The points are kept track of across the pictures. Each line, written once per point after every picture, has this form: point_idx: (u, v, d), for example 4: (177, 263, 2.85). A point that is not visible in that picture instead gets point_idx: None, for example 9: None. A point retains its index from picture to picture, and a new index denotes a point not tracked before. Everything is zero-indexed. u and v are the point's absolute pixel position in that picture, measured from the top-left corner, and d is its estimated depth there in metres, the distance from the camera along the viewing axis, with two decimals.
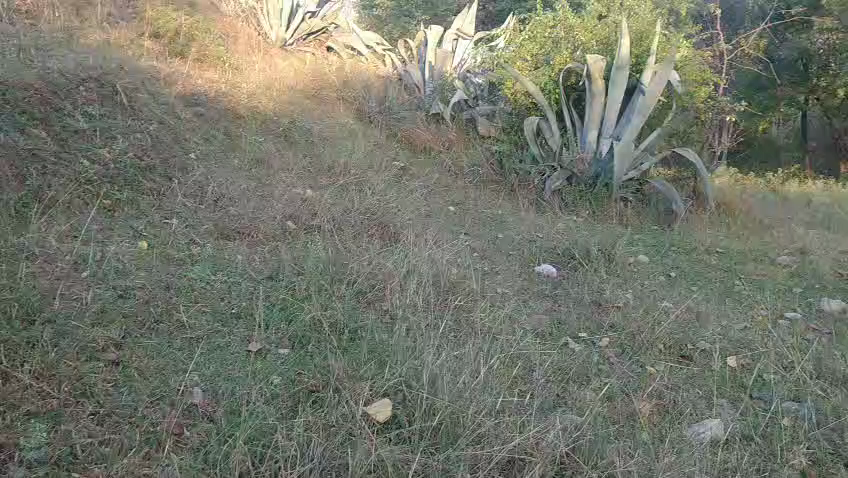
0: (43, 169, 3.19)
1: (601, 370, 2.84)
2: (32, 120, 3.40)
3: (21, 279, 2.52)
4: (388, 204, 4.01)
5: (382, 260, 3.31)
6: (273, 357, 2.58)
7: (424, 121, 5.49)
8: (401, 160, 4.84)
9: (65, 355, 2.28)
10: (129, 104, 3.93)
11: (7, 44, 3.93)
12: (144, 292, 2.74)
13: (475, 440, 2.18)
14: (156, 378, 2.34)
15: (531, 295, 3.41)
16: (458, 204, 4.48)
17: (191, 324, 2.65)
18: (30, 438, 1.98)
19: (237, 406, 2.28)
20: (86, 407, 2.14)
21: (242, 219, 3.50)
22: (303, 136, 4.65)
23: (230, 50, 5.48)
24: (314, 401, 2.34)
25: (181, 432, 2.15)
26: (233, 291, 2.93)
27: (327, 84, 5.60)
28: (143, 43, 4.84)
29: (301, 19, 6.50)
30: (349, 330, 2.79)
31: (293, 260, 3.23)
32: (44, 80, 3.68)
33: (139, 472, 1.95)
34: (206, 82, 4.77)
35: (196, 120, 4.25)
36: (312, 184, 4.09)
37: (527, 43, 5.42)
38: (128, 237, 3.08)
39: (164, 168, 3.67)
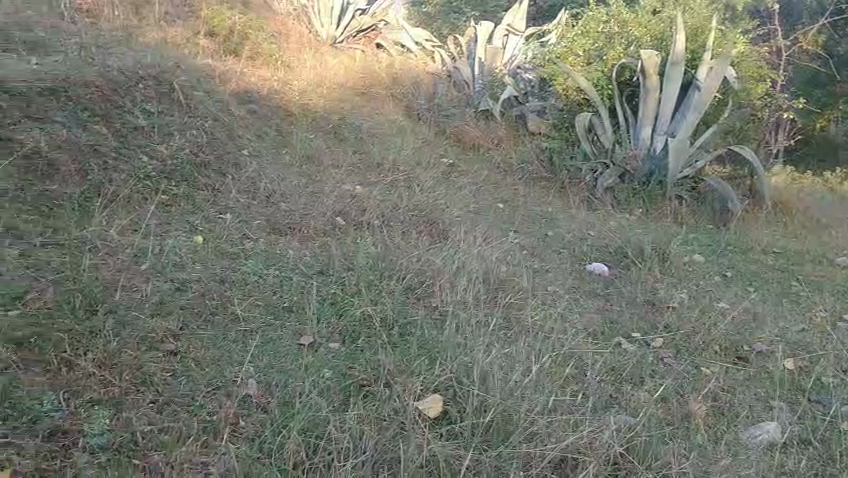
0: (104, 164, 3.28)
1: (655, 371, 2.79)
2: (93, 117, 3.51)
3: (84, 271, 2.60)
4: (437, 201, 4.01)
5: (432, 256, 3.32)
6: (324, 351, 2.60)
7: (473, 118, 5.47)
8: (450, 157, 4.84)
9: (126, 345, 2.35)
10: (185, 101, 4.01)
11: (70, 43, 4.05)
12: (200, 286, 2.80)
13: (527, 438, 2.20)
14: (212, 369, 2.39)
15: (582, 294, 3.37)
16: (507, 201, 4.45)
17: (245, 317, 2.70)
18: (94, 424, 2.05)
19: (290, 398, 2.31)
20: (146, 395, 2.20)
21: (293, 215, 3.54)
22: (352, 132, 4.67)
23: (281, 48, 5.56)
24: (365, 396, 2.37)
25: (237, 422, 2.19)
26: (285, 286, 2.96)
27: (377, 81, 5.63)
28: (198, 42, 4.95)
29: (352, 17, 6.56)
30: (399, 326, 2.79)
31: (344, 255, 3.26)
32: (105, 77, 3.78)
33: (196, 460, 2.02)
34: (258, 80, 4.85)
35: (249, 117, 4.32)
36: (362, 181, 4.12)
37: (579, 39, 5.38)
38: (185, 231, 3.15)
39: (218, 164, 3.74)
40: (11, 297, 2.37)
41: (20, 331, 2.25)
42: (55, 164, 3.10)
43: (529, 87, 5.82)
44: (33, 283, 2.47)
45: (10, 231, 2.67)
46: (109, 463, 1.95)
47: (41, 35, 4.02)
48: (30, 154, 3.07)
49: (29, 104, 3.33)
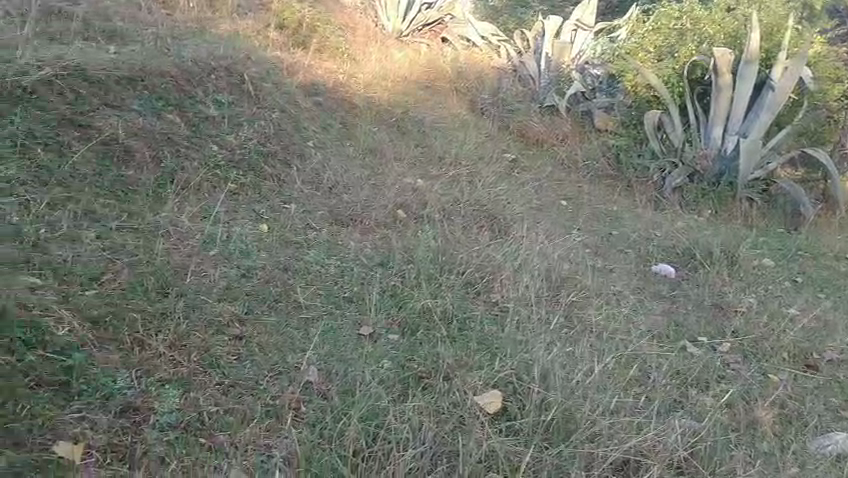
0: (177, 151, 3.38)
1: (722, 376, 2.72)
2: (168, 106, 3.62)
3: (156, 254, 2.70)
4: (499, 196, 3.99)
5: (492, 252, 3.31)
6: (383, 342, 2.61)
7: (537, 113, 5.41)
8: (513, 152, 4.81)
9: (195, 328, 2.43)
10: (254, 92, 4.10)
11: (147, 33, 4.19)
12: (265, 273, 2.86)
13: (589, 438, 2.17)
14: (276, 354, 2.45)
15: (647, 295, 3.31)
16: (570, 198, 4.39)
17: (307, 305, 2.75)
18: (163, 403, 2.10)
19: (350, 387, 2.35)
20: (213, 377, 2.26)
21: (355, 207, 3.58)
22: (416, 125, 4.68)
23: (348, 41, 5.61)
24: (424, 388, 2.38)
25: (299, 407, 2.24)
26: (346, 276, 3.00)
27: (441, 76, 5.63)
28: (268, 35, 5.04)
29: (418, 11, 6.54)
30: (458, 320, 2.79)
31: (405, 248, 3.27)
32: (179, 67, 3.89)
33: (261, 442, 2.08)
34: (325, 73, 4.91)
35: (315, 109, 4.39)
36: (423, 175, 4.12)
37: (649, 35, 5.25)
38: (251, 219, 3.23)
39: (284, 154, 3.81)
40: (88, 277, 2.45)
41: (96, 310, 2.33)
42: (132, 151, 3.22)
43: (597, 84, 5.67)
44: (109, 264, 2.56)
45: (89, 214, 2.79)
46: (178, 440, 2.02)
47: (121, 26, 4.17)
48: (107, 140, 3.19)
49: (108, 91, 3.45)
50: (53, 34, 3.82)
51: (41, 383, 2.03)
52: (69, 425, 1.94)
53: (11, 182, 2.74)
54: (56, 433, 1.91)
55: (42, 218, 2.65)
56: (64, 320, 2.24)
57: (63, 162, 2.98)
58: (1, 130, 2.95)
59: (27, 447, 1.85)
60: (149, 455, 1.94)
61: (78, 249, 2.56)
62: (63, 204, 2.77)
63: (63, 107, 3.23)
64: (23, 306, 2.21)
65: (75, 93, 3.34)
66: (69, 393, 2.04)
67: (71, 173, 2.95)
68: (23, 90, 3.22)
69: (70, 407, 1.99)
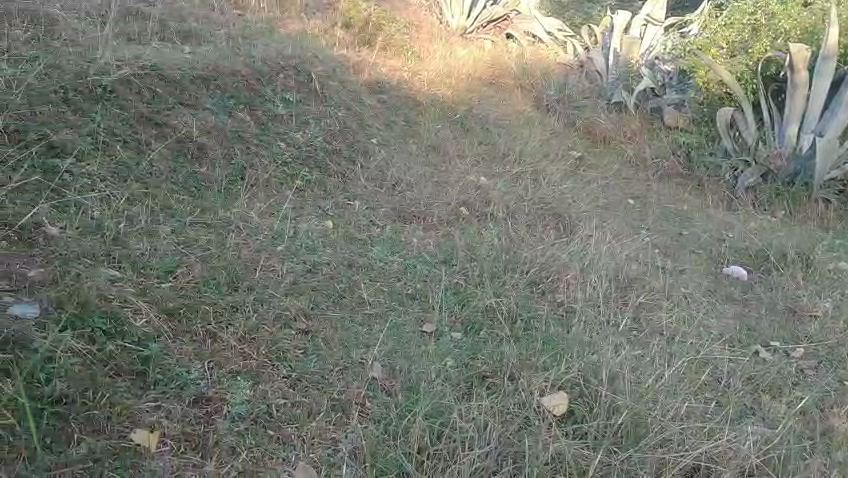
0: (247, 149, 3.47)
1: (796, 383, 2.63)
2: (239, 105, 3.71)
3: (227, 249, 2.78)
4: (564, 195, 3.95)
5: (557, 251, 3.28)
6: (446, 340, 2.61)
7: (604, 110, 5.33)
8: (579, 150, 4.74)
9: (264, 322, 2.49)
10: (321, 91, 4.16)
11: (220, 34, 4.30)
12: (330, 269, 2.90)
13: (660, 443, 2.15)
14: (340, 349, 2.48)
15: (719, 298, 3.22)
16: (638, 197, 4.30)
17: (371, 301, 2.78)
18: (235, 395, 2.16)
19: (413, 384, 2.36)
20: (281, 370, 2.32)
21: (419, 204, 3.59)
22: (480, 123, 4.66)
23: (413, 39, 5.65)
24: (488, 387, 2.37)
25: (364, 403, 2.27)
26: (409, 273, 3.01)
27: (506, 72, 5.59)
28: (335, 34, 5.12)
29: (483, 7, 6.49)
30: (523, 320, 2.77)
31: (468, 246, 3.25)
32: (250, 67, 3.98)
33: (327, 436, 2.13)
34: (389, 70, 4.96)
35: (380, 107, 4.43)
36: (487, 172, 4.10)
37: (722, 30, 5.08)
38: (317, 215, 3.28)
39: (349, 151, 3.86)
40: (164, 271, 2.53)
41: (171, 302, 2.39)
42: (205, 148, 3.33)
43: (666, 79, 5.52)
44: (183, 259, 2.64)
45: (165, 210, 2.89)
46: (247, 432, 2.06)
47: (194, 26, 4.29)
48: (182, 139, 3.30)
49: (183, 91, 3.57)
50: (132, 35, 3.96)
51: (120, 372, 2.08)
52: (146, 414, 2.00)
53: (92, 178, 2.84)
54: (134, 420, 1.97)
55: (121, 213, 2.74)
56: (142, 311, 2.30)
57: (141, 159, 3.08)
58: (82, 128, 3.01)
59: (106, 434, 1.90)
60: (220, 445, 2.00)
61: (154, 243, 2.66)
62: (141, 200, 2.87)
63: (141, 106, 3.33)
64: (104, 298, 2.27)
65: (151, 93, 3.45)
66: (146, 382, 2.10)
67: (148, 170, 3.05)
68: (103, 89, 3.28)
69: (147, 397, 2.04)
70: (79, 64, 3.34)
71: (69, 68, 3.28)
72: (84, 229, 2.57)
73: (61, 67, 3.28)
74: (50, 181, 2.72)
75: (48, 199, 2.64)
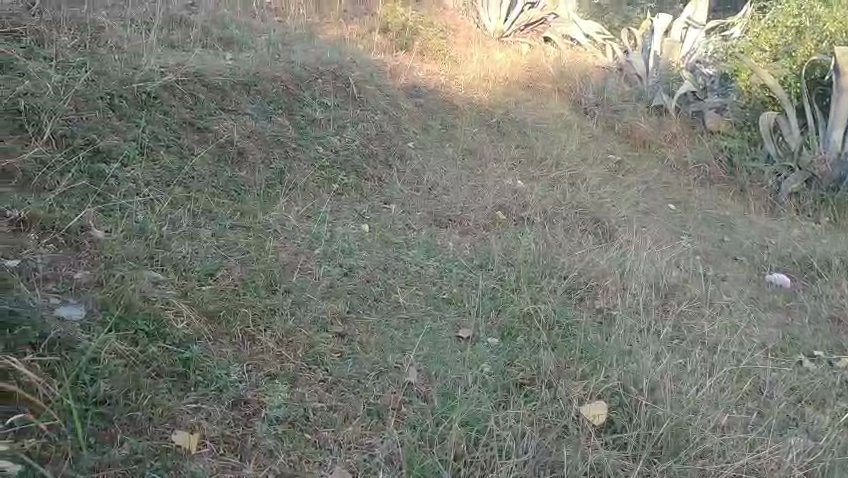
0: (285, 153, 3.52)
1: (841, 394, 2.57)
2: (278, 110, 3.77)
3: (266, 252, 2.81)
4: (603, 200, 3.92)
5: (596, 257, 3.26)
6: (482, 346, 2.60)
7: (645, 114, 5.26)
8: (618, 154, 4.69)
9: (301, 324, 2.51)
10: (358, 95, 4.19)
11: (260, 40, 4.35)
12: (367, 272, 2.91)
13: (700, 454, 2.14)
14: (377, 353, 2.49)
15: (761, 306, 3.16)
16: (679, 203, 4.23)
17: (407, 305, 2.78)
18: (273, 398, 2.19)
19: (450, 390, 2.36)
20: (318, 374, 2.34)
21: (455, 208, 3.59)
22: (517, 126, 4.63)
23: (450, 42, 5.65)
24: (525, 395, 2.37)
25: (400, 408, 2.28)
26: (446, 277, 3.00)
27: (543, 75, 5.55)
28: (373, 39, 5.17)
29: (521, 11, 6.48)
30: (561, 327, 2.76)
31: (504, 251, 3.24)
32: (290, 72, 4.03)
33: (363, 441, 2.14)
34: (426, 74, 4.97)
35: (417, 111, 4.45)
36: (524, 176, 4.08)
37: (766, 32, 5.00)
38: (354, 219, 3.29)
39: (386, 156, 3.88)
40: (205, 274, 2.58)
41: (211, 305, 2.43)
42: (245, 153, 3.38)
43: (708, 83, 5.45)
44: (224, 261, 2.69)
45: (207, 213, 2.95)
46: (286, 435, 2.09)
47: (236, 33, 4.35)
48: (223, 143, 3.36)
49: (224, 97, 3.63)
50: (175, 42, 4.02)
51: (161, 373, 2.12)
52: (186, 415, 2.03)
53: (136, 182, 2.90)
54: (175, 422, 2.01)
55: (164, 217, 2.80)
56: (183, 313, 2.33)
57: (183, 163, 3.14)
58: (127, 133, 3.09)
59: (147, 436, 1.93)
60: (259, 448, 2.02)
61: (195, 246, 2.71)
62: (183, 203, 2.93)
63: (184, 111, 3.41)
64: (146, 300, 2.32)
65: (194, 98, 3.52)
66: (187, 384, 2.13)
67: (190, 174, 3.11)
68: (147, 94, 3.34)
69: (187, 398, 2.08)
70: (125, 71, 3.41)
71: (115, 74, 3.34)
72: (129, 232, 2.63)
73: (108, 73, 3.34)
74: (96, 185, 2.79)
75: (94, 204, 2.71)
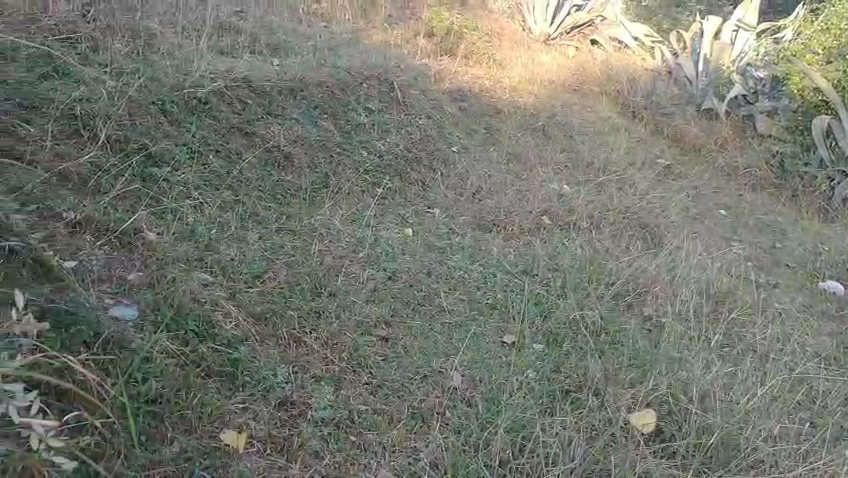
0: (331, 157, 3.55)
1: None
2: (323, 114, 3.81)
3: (311, 256, 2.84)
4: (651, 205, 3.86)
5: (644, 263, 3.21)
6: (527, 352, 2.57)
7: (694, 117, 5.17)
8: (666, 158, 4.61)
9: (346, 327, 2.53)
10: (402, 99, 4.22)
11: (306, 46, 4.41)
12: (410, 276, 2.91)
13: (751, 464, 2.15)
14: (421, 357, 2.48)
15: (815, 315, 3.08)
16: (729, 208, 4.15)
17: (451, 309, 2.77)
18: (319, 399, 2.21)
19: (495, 396, 2.34)
20: (362, 377, 2.35)
21: (499, 212, 3.57)
22: (563, 130, 4.58)
23: (495, 45, 5.60)
24: (572, 401, 2.35)
25: (444, 412, 2.27)
26: (489, 282, 2.98)
27: (591, 77, 5.48)
28: (418, 43, 5.20)
29: (567, 12, 6.28)
30: (607, 333, 2.72)
31: (549, 256, 3.20)
32: (335, 77, 4.06)
33: (407, 445, 2.14)
34: (471, 78, 4.96)
35: (460, 114, 4.44)
36: (569, 180, 4.05)
37: (820, 34, 4.86)
38: (397, 223, 3.30)
39: (429, 160, 3.87)
40: (252, 276, 2.62)
41: (258, 307, 2.47)
42: (291, 156, 3.42)
43: (759, 86, 5.29)
44: (270, 264, 2.73)
45: (254, 216, 3.00)
46: (331, 436, 2.11)
47: (283, 39, 4.42)
48: (270, 148, 3.41)
49: (272, 102, 3.69)
50: (224, 48, 4.10)
51: (210, 373, 2.16)
52: (234, 415, 2.08)
53: (186, 186, 2.97)
54: (223, 421, 2.05)
55: (214, 220, 2.86)
56: (231, 314, 2.38)
57: (232, 167, 3.20)
58: (179, 138, 3.18)
59: (196, 434, 1.97)
60: (305, 449, 2.05)
61: (243, 249, 2.75)
62: (231, 206, 2.99)
63: (232, 116, 3.47)
64: (196, 301, 2.37)
65: (242, 103, 3.58)
66: (235, 384, 2.17)
67: (239, 177, 3.17)
68: (198, 100, 3.42)
69: (235, 398, 2.12)
70: (176, 78, 3.49)
71: (167, 81, 3.42)
72: (180, 235, 2.70)
73: (160, 80, 3.43)
74: (149, 188, 2.87)
75: (147, 206, 2.79)
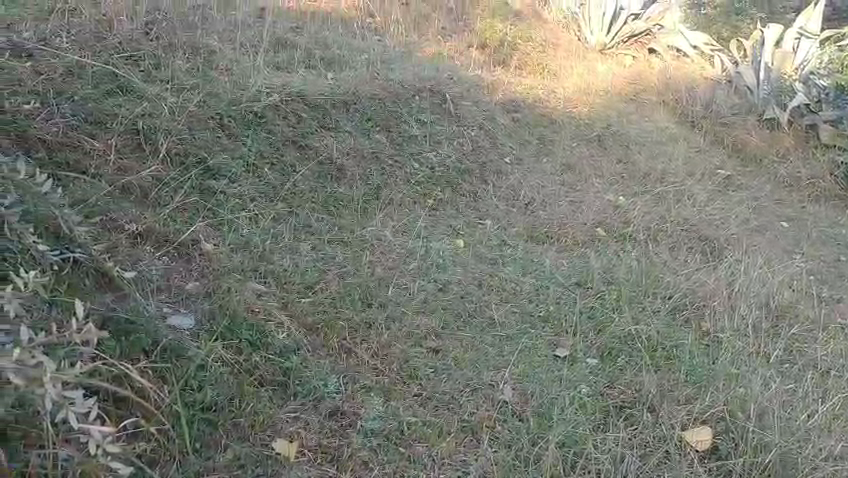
0: (383, 169, 3.58)
1: None
2: (376, 127, 3.85)
3: (363, 266, 2.87)
4: (711, 217, 3.75)
5: (702, 276, 3.13)
6: (580, 366, 2.54)
7: (755, 126, 5.02)
8: (727, 169, 4.48)
9: (396, 338, 2.54)
10: (455, 111, 4.22)
11: (360, 59, 4.45)
12: (461, 287, 2.90)
13: None
14: (471, 369, 2.47)
15: None
16: (791, 220, 4.02)
17: (502, 322, 2.74)
18: (369, 410, 2.23)
19: (546, 410, 2.32)
20: (412, 389, 2.35)
21: (553, 223, 3.52)
22: (620, 140, 4.52)
23: (549, 55, 5.51)
24: (625, 417, 2.33)
25: (493, 425, 2.26)
26: (542, 294, 2.94)
27: (649, 86, 5.38)
28: (471, 55, 5.21)
29: (623, 22, 6.02)
30: (664, 347, 2.66)
31: (604, 268, 3.14)
32: (387, 90, 4.11)
33: (457, 458, 2.14)
34: (525, 88, 4.91)
35: (514, 125, 4.41)
36: (625, 191, 3.98)
37: None
38: (448, 234, 3.30)
39: (481, 172, 3.86)
40: (304, 286, 2.67)
41: (311, 317, 2.52)
42: (343, 168, 3.47)
43: (822, 94, 5.14)
44: (323, 274, 2.77)
45: (307, 227, 3.05)
46: (381, 447, 2.12)
47: (338, 52, 4.48)
48: (323, 161, 3.46)
49: (325, 115, 3.75)
50: (280, 63, 4.19)
51: (263, 382, 2.21)
52: (286, 424, 2.12)
53: (242, 197, 3.06)
54: (275, 430, 2.09)
55: (268, 230, 2.92)
56: (284, 324, 2.43)
57: (286, 179, 3.27)
58: (236, 152, 3.27)
59: (249, 442, 2.02)
60: (355, 459, 2.07)
61: (296, 259, 2.80)
62: (285, 217, 3.06)
63: (287, 129, 3.54)
64: (250, 310, 2.43)
65: (297, 116, 3.65)
66: (287, 393, 2.21)
67: (293, 189, 3.23)
68: (255, 115, 3.51)
69: (287, 407, 2.16)
70: (234, 92, 3.58)
71: (225, 95, 3.52)
72: (236, 246, 2.78)
73: (219, 95, 3.53)
74: (206, 200, 2.98)
75: (205, 219, 2.88)
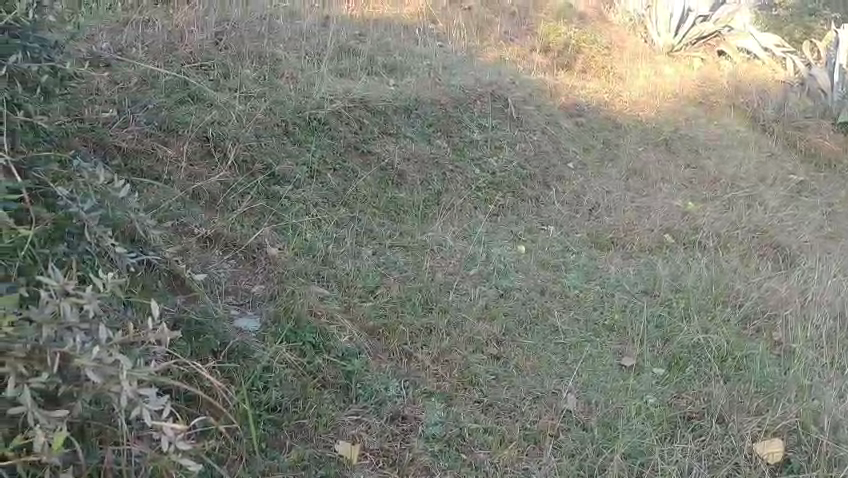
0: (444, 174, 3.58)
1: None
2: (436, 132, 3.86)
3: (424, 271, 2.87)
4: (783, 223, 3.62)
5: (774, 284, 3.02)
6: (647, 376, 2.47)
7: (830, 130, 4.83)
8: (800, 174, 4.31)
9: (457, 344, 2.53)
10: (516, 116, 4.18)
11: (422, 64, 4.47)
12: (522, 293, 2.87)
13: None
14: (533, 378, 2.44)
15: None
16: None
17: (565, 329, 2.70)
18: (430, 415, 2.23)
19: (610, 420, 2.28)
20: (473, 394, 2.34)
21: (618, 229, 3.45)
22: (688, 144, 4.41)
23: (614, 58, 5.41)
24: (693, 429, 2.27)
25: (556, 433, 2.23)
26: (606, 302, 2.88)
27: (718, 89, 5.22)
28: (534, 59, 5.16)
29: (693, 23, 5.86)
30: (734, 358, 2.58)
31: (671, 275, 3.05)
32: (449, 95, 4.11)
33: (519, 466, 2.11)
34: (589, 92, 4.83)
35: (577, 129, 4.34)
36: (693, 196, 3.88)
37: None
38: (510, 239, 3.28)
39: (543, 177, 3.81)
40: (366, 291, 2.69)
41: (372, 321, 2.54)
42: (404, 174, 3.49)
43: None
44: (383, 279, 2.78)
45: (369, 232, 3.07)
46: (442, 453, 2.12)
47: (399, 58, 4.50)
48: (385, 167, 3.49)
49: (387, 120, 3.78)
50: (343, 70, 4.24)
51: (326, 384, 2.24)
52: (348, 426, 2.14)
53: (306, 202, 3.11)
54: (338, 432, 2.12)
55: (330, 235, 2.97)
56: (346, 328, 2.46)
57: (348, 184, 3.31)
58: (299, 158, 3.32)
59: (313, 443, 2.06)
60: (416, 463, 2.07)
61: (358, 263, 2.83)
62: (347, 222, 3.10)
63: (350, 135, 3.57)
64: (313, 313, 2.46)
65: (359, 122, 3.68)
66: (349, 396, 2.24)
67: (355, 194, 3.27)
68: (318, 121, 3.56)
69: (348, 410, 2.19)
70: (298, 100, 3.65)
71: (290, 103, 3.59)
72: (299, 250, 2.83)
73: (284, 102, 3.60)
74: (272, 205, 3.04)
75: (270, 223, 2.94)
